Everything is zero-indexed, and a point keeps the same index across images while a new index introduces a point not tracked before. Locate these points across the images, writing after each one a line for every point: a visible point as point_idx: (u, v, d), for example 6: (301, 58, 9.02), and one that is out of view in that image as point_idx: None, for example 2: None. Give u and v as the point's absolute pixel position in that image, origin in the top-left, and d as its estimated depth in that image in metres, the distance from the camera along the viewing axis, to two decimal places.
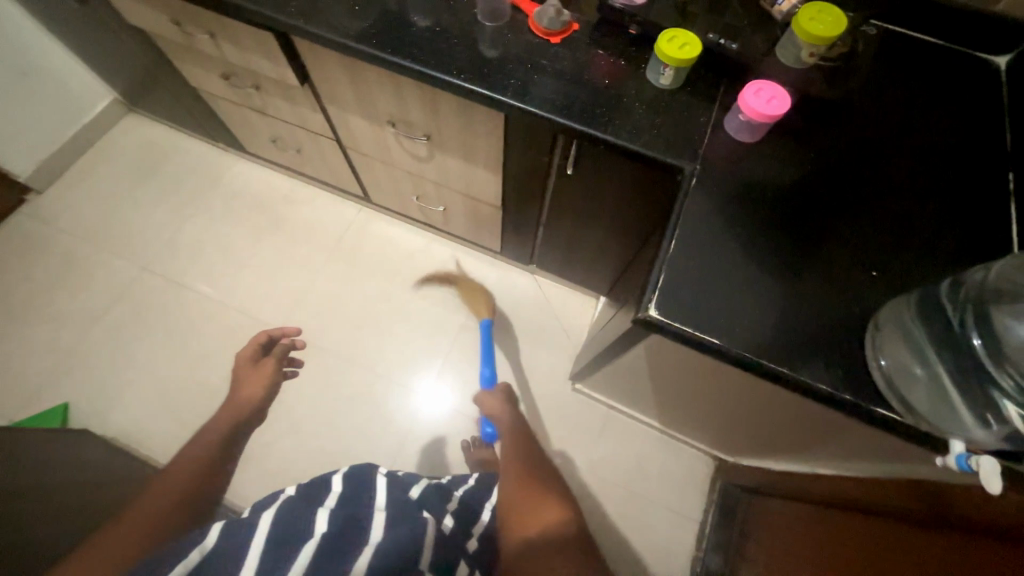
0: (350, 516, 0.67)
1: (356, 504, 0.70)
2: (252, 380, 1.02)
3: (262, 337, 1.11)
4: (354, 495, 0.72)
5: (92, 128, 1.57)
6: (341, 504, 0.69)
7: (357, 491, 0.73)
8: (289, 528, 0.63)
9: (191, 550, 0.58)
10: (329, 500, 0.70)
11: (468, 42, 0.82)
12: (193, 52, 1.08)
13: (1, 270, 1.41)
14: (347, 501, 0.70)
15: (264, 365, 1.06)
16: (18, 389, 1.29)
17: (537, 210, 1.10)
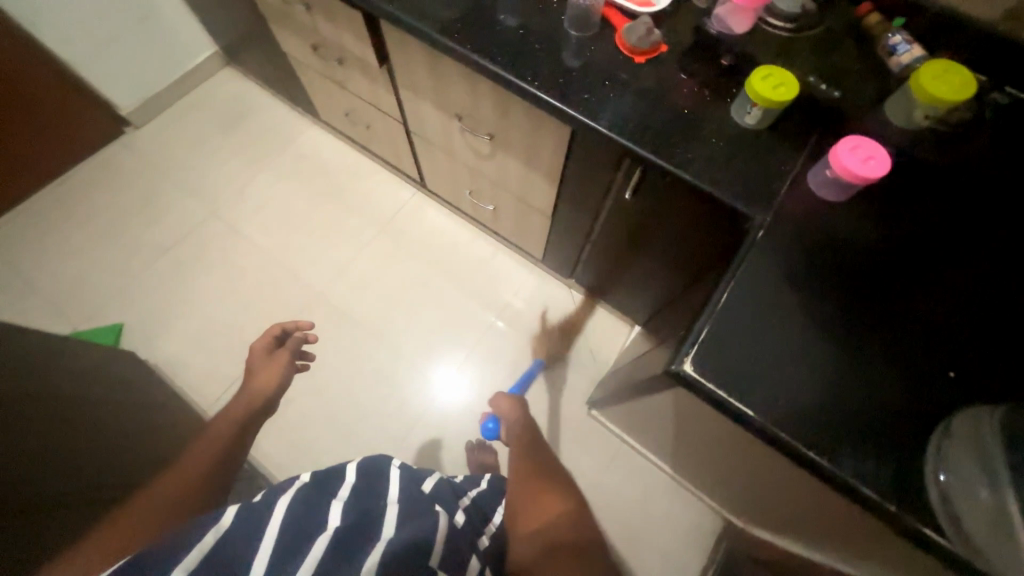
0: (366, 507, 0.64)
1: (371, 497, 0.67)
2: (264, 374, 0.92)
3: (275, 329, 0.99)
4: (369, 488, 0.70)
5: (191, 75, 1.70)
6: (357, 495, 0.67)
7: (370, 482, 0.71)
8: (306, 516, 0.60)
9: (207, 530, 0.54)
10: (344, 490, 0.67)
11: (550, 49, 0.80)
12: (289, 20, 1.13)
13: (93, 192, 1.56)
14: (364, 493, 0.68)
15: (277, 357, 0.96)
16: (86, 302, 1.41)
17: (588, 227, 1.06)
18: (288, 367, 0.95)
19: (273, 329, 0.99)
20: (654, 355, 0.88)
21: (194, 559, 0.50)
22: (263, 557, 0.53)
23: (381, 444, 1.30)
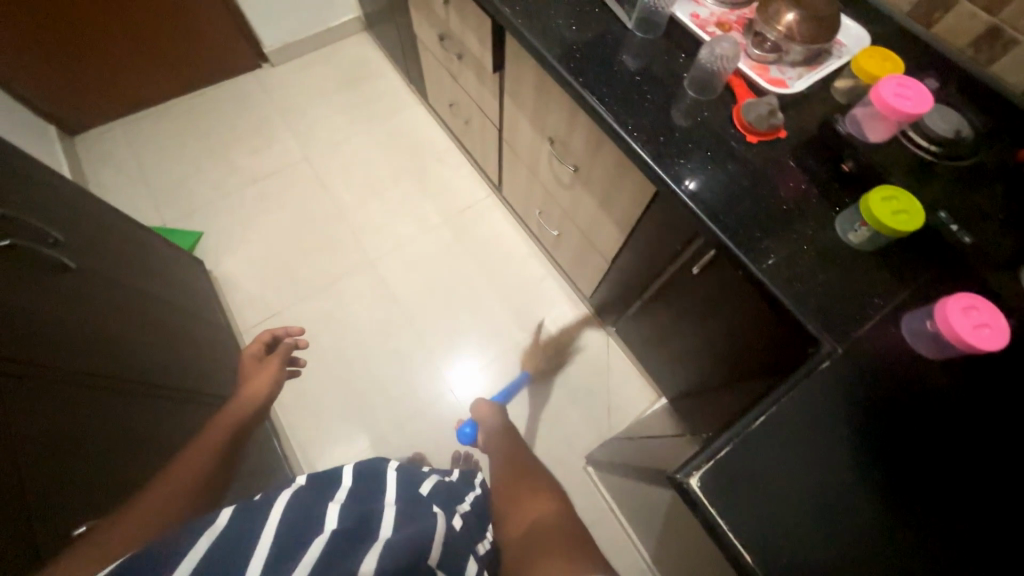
0: (361, 509, 0.63)
1: (367, 502, 0.66)
2: (259, 376, 0.94)
3: (265, 335, 1.02)
4: (366, 493, 0.68)
5: (331, 32, 1.84)
6: (353, 501, 0.65)
7: (365, 488, 0.70)
8: (303, 518, 0.58)
9: (203, 532, 0.52)
10: (339, 496, 0.66)
11: (662, 104, 0.77)
12: (427, 7, 1.18)
13: (219, 111, 1.73)
14: (361, 499, 0.66)
15: (269, 363, 0.97)
16: (180, 205, 1.56)
17: (644, 285, 1.02)
18: (281, 375, 0.96)
19: (259, 337, 1.02)
20: (668, 444, 0.81)
21: (195, 557, 0.48)
22: (259, 558, 0.50)
23: (379, 421, 1.32)
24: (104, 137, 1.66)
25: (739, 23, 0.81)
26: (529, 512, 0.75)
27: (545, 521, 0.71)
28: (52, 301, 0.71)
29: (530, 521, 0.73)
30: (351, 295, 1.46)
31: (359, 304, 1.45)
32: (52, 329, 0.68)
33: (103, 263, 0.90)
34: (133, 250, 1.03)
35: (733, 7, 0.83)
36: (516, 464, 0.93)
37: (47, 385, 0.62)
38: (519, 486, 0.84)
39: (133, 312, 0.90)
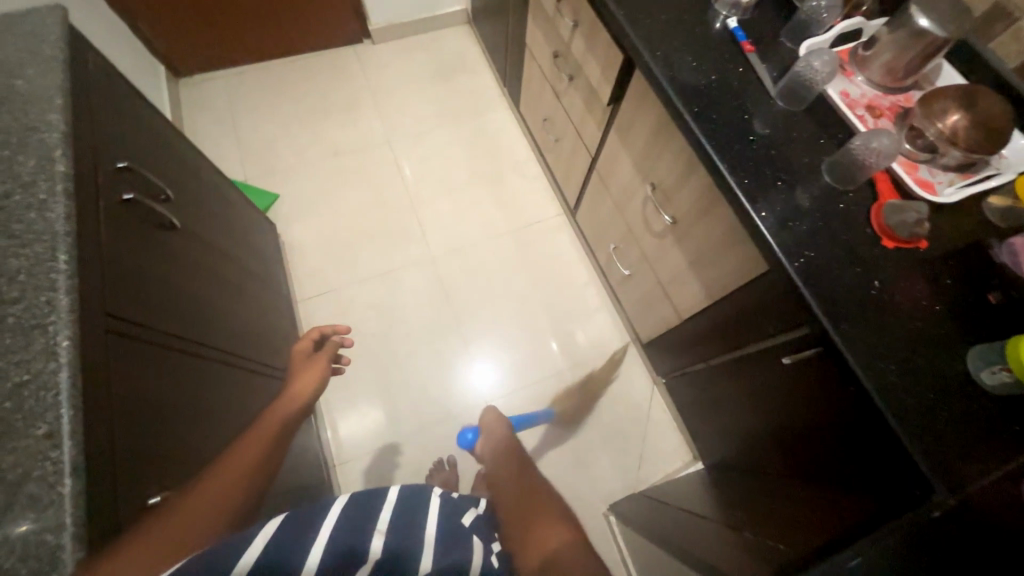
0: (404, 541, 0.61)
1: (410, 527, 0.64)
2: (303, 377, 0.92)
3: (313, 334, 1.00)
4: (410, 515, 0.66)
5: (436, 20, 1.84)
6: (397, 524, 0.63)
7: (410, 511, 0.67)
8: (347, 547, 0.57)
9: (254, 536, 0.52)
10: (385, 515, 0.64)
11: (792, 183, 0.72)
12: (548, 22, 1.15)
13: (315, 79, 1.76)
14: (406, 521, 0.64)
15: (315, 362, 0.95)
16: (263, 165, 1.60)
17: (714, 351, 0.98)
18: (326, 377, 0.93)
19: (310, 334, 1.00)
20: (718, 533, 0.77)
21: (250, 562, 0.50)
22: None
23: (410, 417, 1.33)
24: (206, 85, 1.72)
25: (892, 111, 0.76)
26: (547, 539, 0.67)
27: (565, 555, 0.63)
28: (150, 257, 0.74)
29: (551, 550, 0.64)
30: (406, 286, 1.47)
31: (412, 297, 1.46)
32: (144, 287, 0.70)
33: (197, 222, 0.92)
34: (222, 211, 1.05)
35: (888, 92, 0.78)
36: (523, 481, 0.82)
37: (137, 349, 0.63)
38: (527, 506, 0.75)
39: (214, 275, 0.92)
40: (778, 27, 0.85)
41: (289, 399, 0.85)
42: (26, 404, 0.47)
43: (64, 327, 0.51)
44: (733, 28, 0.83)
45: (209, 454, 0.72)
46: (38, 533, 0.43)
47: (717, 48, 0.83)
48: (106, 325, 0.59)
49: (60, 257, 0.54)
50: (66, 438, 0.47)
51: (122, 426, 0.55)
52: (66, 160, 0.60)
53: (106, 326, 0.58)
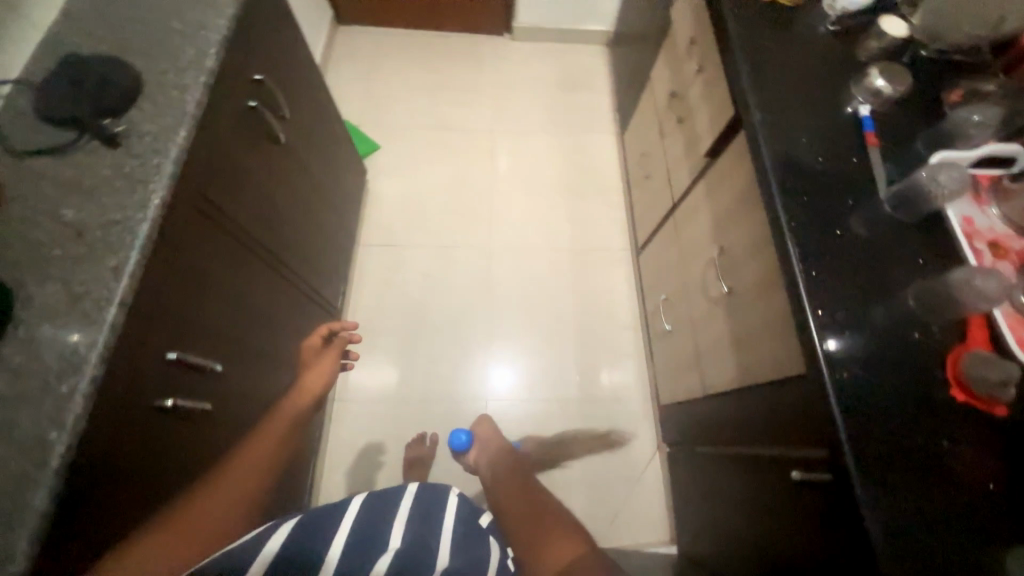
0: (422, 533, 0.69)
1: (427, 523, 0.72)
2: (316, 371, 0.97)
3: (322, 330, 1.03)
4: (426, 512, 0.75)
5: (576, 33, 1.90)
6: (415, 519, 0.72)
7: (428, 506, 0.76)
8: (362, 538, 0.66)
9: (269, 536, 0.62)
10: (406, 509, 0.74)
11: (869, 293, 0.66)
12: (676, 62, 1.14)
13: (449, 56, 1.89)
14: (422, 518, 0.73)
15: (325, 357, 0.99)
16: (377, 117, 1.75)
17: (726, 439, 0.90)
18: (337, 369, 0.99)
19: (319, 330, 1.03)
20: None
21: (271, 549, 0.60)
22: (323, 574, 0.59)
23: (415, 384, 1.37)
24: (358, 36, 1.91)
25: (1017, 256, 0.68)
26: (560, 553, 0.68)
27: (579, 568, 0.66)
28: (254, 161, 0.84)
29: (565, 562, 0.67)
30: (457, 265, 1.52)
31: (459, 277, 1.51)
32: (240, 183, 0.80)
33: (302, 145, 1.03)
34: (326, 143, 1.17)
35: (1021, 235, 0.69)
36: (530, 498, 0.82)
37: (214, 231, 0.72)
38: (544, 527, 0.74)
39: (299, 194, 1.03)
40: (914, 128, 0.78)
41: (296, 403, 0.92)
42: (114, 239, 0.57)
43: (162, 190, 0.60)
44: (862, 117, 0.77)
45: (240, 342, 0.81)
46: (80, 341, 0.52)
47: (837, 132, 0.78)
48: (195, 201, 0.68)
49: (181, 131, 0.64)
50: (125, 275, 0.55)
51: (177, 288, 0.64)
52: (216, 58, 0.70)
53: (195, 203, 0.68)
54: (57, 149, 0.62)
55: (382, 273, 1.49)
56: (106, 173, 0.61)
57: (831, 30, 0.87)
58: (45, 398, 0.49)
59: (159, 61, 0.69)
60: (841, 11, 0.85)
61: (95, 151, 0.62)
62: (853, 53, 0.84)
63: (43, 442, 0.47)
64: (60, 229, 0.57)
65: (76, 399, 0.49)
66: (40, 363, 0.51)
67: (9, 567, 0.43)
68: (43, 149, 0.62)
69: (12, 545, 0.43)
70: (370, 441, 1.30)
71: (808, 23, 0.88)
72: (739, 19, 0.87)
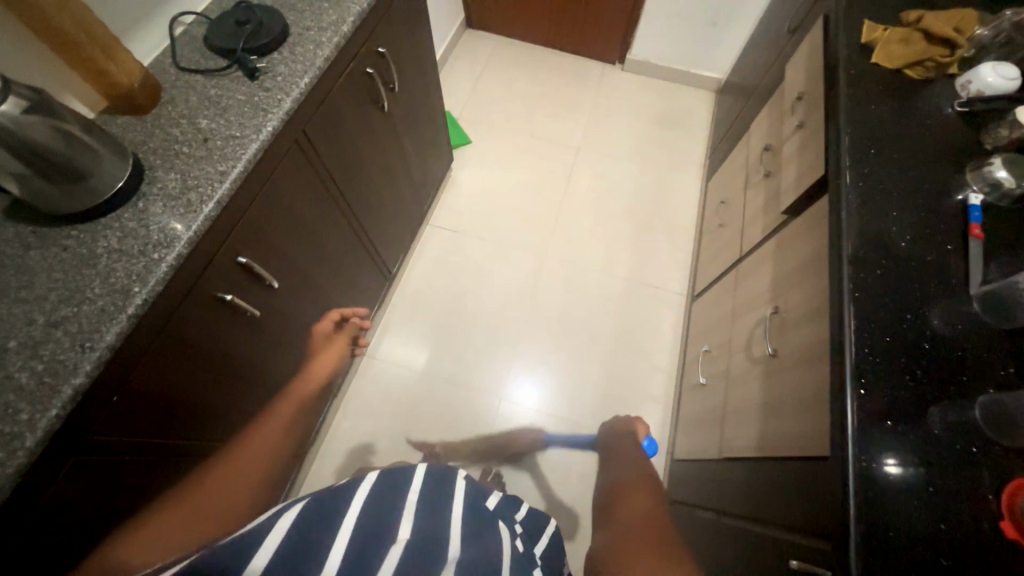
0: (433, 515, 0.56)
1: (437, 510, 0.57)
2: (324, 356, 1.09)
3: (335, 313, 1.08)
4: (437, 493, 0.61)
5: (687, 76, 1.91)
6: (426, 504, 0.58)
7: (439, 488, 0.62)
8: (375, 518, 0.52)
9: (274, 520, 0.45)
10: (417, 490, 0.59)
11: (926, 390, 0.60)
12: (779, 117, 1.11)
13: (558, 74, 1.98)
14: (433, 502, 0.59)
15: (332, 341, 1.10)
16: (477, 114, 1.86)
17: (726, 508, 0.84)
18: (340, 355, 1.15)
19: (329, 315, 1.07)
20: None
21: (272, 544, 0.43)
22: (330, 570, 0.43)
23: (440, 364, 1.41)
24: (481, 40, 2.06)
25: None
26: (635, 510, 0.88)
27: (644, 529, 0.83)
28: (358, 121, 0.94)
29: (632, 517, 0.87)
30: (510, 265, 1.56)
31: (510, 277, 1.55)
32: (343, 137, 0.91)
33: (403, 119, 1.14)
34: (425, 123, 1.28)
35: None
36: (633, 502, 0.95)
37: (310, 171, 0.83)
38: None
39: (389, 163, 1.14)
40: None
41: (308, 383, 1.05)
42: (229, 151, 0.67)
43: (276, 121, 0.71)
44: (971, 205, 0.71)
45: (304, 273, 0.90)
46: (178, 223, 0.62)
47: (935, 216, 0.72)
48: (298, 140, 0.78)
49: (305, 78, 0.74)
50: (227, 182, 0.65)
51: (263, 209, 0.74)
52: (350, 26, 0.81)
53: (297, 142, 0.78)
54: (210, 71, 0.75)
55: (440, 255, 1.57)
56: (239, 98, 0.72)
57: (959, 111, 0.80)
58: (139, 259, 0.59)
59: (306, 19, 0.81)
60: (977, 93, 0.79)
61: (236, 79, 0.74)
62: (977, 139, 0.78)
63: (126, 292, 0.56)
64: (193, 133, 0.69)
65: (160, 267, 0.58)
66: (144, 231, 0.61)
67: (71, 379, 0.51)
68: (200, 70, 0.75)
69: (78, 364, 0.52)
70: (382, 402, 1.35)
71: (932, 99, 0.82)
72: (854, 80, 0.84)
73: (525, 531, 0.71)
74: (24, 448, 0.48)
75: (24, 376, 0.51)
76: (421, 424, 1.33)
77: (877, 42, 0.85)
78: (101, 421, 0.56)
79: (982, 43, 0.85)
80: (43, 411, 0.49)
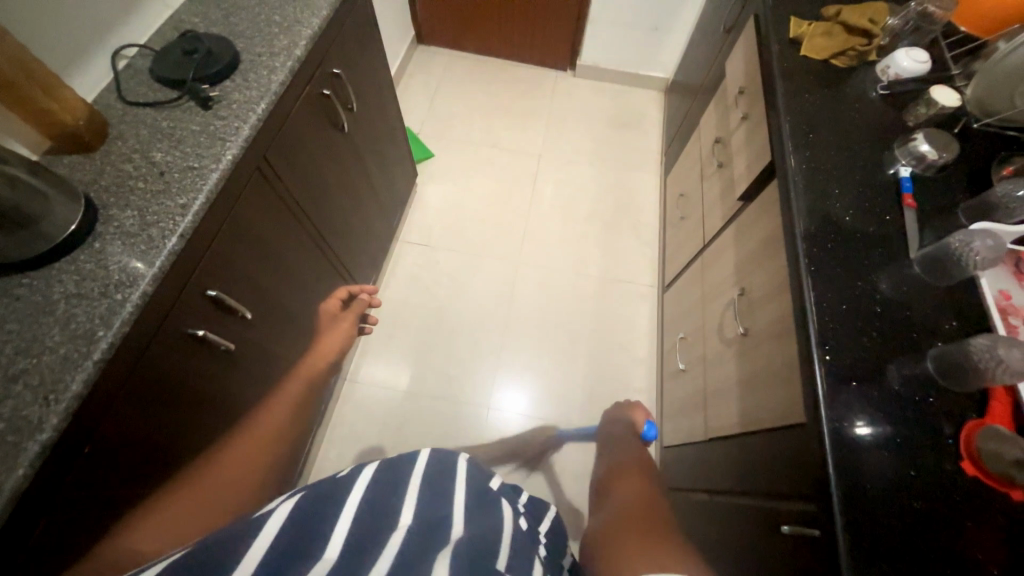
0: (434, 506, 0.58)
1: (438, 495, 0.60)
2: (330, 333, 0.96)
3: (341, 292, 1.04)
4: (440, 483, 0.63)
5: (636, 78, 1.99)
6: (428, 494, 0.60)
7: (443, 468, 0.66)
8: (378, 511, 0.54)
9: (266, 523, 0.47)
10: (418, 473, 0.63)
11: (882, 350, 0.64)
12: (724, 111, 1.18)
13: (513, 84, 2.02)
14: (435, 493, 0.60)
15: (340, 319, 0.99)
16: (437, 129, 1.87)
17: (716, 484, 0.87)
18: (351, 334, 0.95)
19: (338, 293, 1.05)
20: None
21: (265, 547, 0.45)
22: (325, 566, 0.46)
23: (424, 379, 1.40)
24: (434, 56, 2.08)
25: None
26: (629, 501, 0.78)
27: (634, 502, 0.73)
28: (319, 143, 0.93)
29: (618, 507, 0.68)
30: (485, 273, 1.57)
31: (486, 285, 1.56)
32: (305, 160, 0.90)
33: (364, 139, 1.14)
34: (387, 141, 1.28)
35: None
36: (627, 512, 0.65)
37: (274, 195, 0.81)
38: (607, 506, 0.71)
39: (355, 182, 1.13)
40: (953, 199, 0.77)
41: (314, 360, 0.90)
42: (188, 183, 0.66)
43: (235, 148, 0.69)
44: (902, 177, 0.77)
45: (276, 300, 0.88)
46: (139, 261, 0.59)
47: (872, 191, 0.78)
48: (260, 166, 0.77)
49: (261, 104, 0.74)
50: (190, 214, 0.63)
51: (227, 237, 0.72)
52: (304, 49, 0.81)
53: (258, 167, 0.76)
54: (159, 104, 0.73)
55: (414, 271, 1.57)
56: (193, 128, 0.71)
57: (881, 93, 0.88)
58: (101, 301, 0.56)
59: (256, 45, 0.80)
60: (895, 77, 0.87)
61: (189, 109, 0.73)
62: (900, 117, 0.85)
63: (90, 337, 0.54)
64: (147, 167, 0.67)
65: (125, 308, 0.56)
66: (104, 272, 0.58)
67: (37, 435, 0.48)
68: (149, 102, 0.73)
69: (43, 418, 0.49)
70: (369, 426, 1.32)
71: (858, 85, 0.89)
72: (787, 72, 0.90)
73: (530, 511, 0.72)
74: None
75: None
76: (410, 442, 1.31)
77: (803, 36, 0.92)
78: (70, 475, 0.53)
79: (894, 31, 0.93)
80: (9, 472, 0.46)
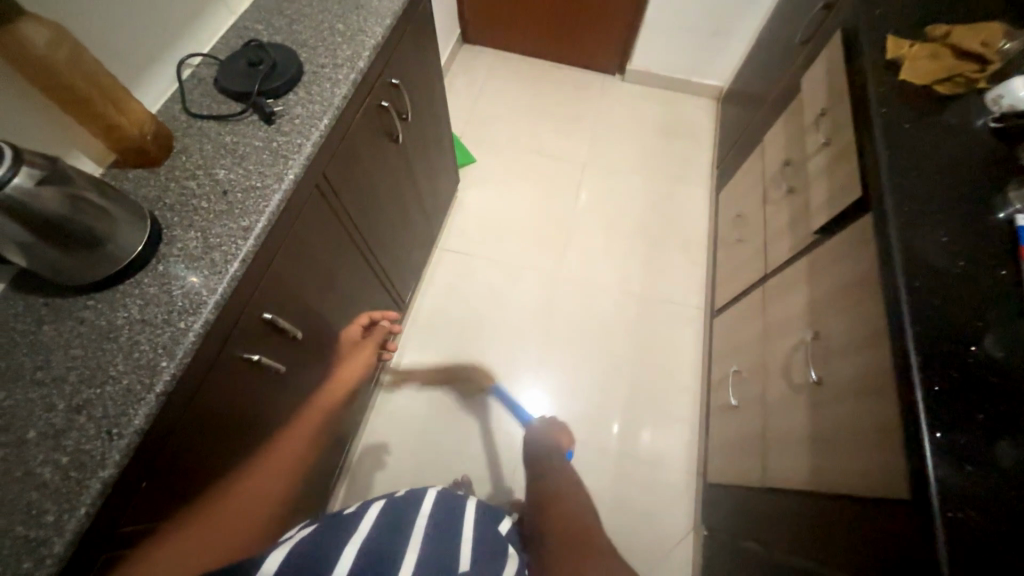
0: (439, 549, 0.60)
1: (444, 542, 0.62)
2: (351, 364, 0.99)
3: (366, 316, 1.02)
4: (445, 531, 0.65)
5: (688, 85, 1.90)
6: (433, 537, 0.62)
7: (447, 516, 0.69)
8: (382, 549, 0.57)
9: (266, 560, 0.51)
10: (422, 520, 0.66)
11: (998, 426, 0.57)
12: (798, 131, 1.10)
13: (558, 87, 1.96)
14: (441, 540, 0.62)
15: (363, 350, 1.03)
16: (479, 132, 1.83)
17: (773, 540, 0.82)
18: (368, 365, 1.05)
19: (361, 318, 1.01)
20: None
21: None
22: None
23: (457, 390, 1.37)
24: (478, 56, 2.04)
25: None
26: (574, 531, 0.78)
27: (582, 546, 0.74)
28: (374, 156, 0.90)
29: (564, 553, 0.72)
30: (523, 284, 1.54)
31: (524, 297, 1.52)
32: (360, 173, 0.87)
33: (416, 149, 1.11)
34: (435, 149, 1.24)
35: None
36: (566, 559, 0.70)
37: (329, 211, 0.79)
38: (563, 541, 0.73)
39: (404, 192, 1.09)
40: None
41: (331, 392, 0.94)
42: (250, 204, 0.63)
43: (297, 167, 0.67)
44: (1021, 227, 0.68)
45: (325, 317, 0.86)
46: (202, 286, 0.57)
47: (984, 238, 0.70)
48: (318, 183, 0.74)
49: (324, 120, 0.71)
50: (251, 238, 0.61)
51: (283, 259, 0.69)
52: (367, 60, 0.78)
53: (317, 183, 0.74)
54: (224, 116, 0.71)
55: (452, 280, 1.54)
56: (257, 144, 0.69)
57: (993, 125, 0.79)
58: (164, 329, 0.55)
59: (320, 55, 0.77)
60: (1010, 108, 0.77)
61: (253, 123, 0.71)
62: (1015, 154, 0.77)
63: (153, 368, 0.52)
64: (211, 186, 0.65)
65: (187, 337, 0.54)
66: (167, 297, 0.57)
67: (99, 472, 0.47)
68: (212, 115, 0.71)
69: (106, 454, 0.48)
70: (400, 436, 1.30)
71: (966, 114, 0.81)
72: (885, 97, 0.82)
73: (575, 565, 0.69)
74: (52, 555, 0.43)
75: (47, 471, 0.46)
76: None
77: (904, 58, 0.84)
78: (128, 507, 0.51)
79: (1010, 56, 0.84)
80: (72, 511, 0.45)
